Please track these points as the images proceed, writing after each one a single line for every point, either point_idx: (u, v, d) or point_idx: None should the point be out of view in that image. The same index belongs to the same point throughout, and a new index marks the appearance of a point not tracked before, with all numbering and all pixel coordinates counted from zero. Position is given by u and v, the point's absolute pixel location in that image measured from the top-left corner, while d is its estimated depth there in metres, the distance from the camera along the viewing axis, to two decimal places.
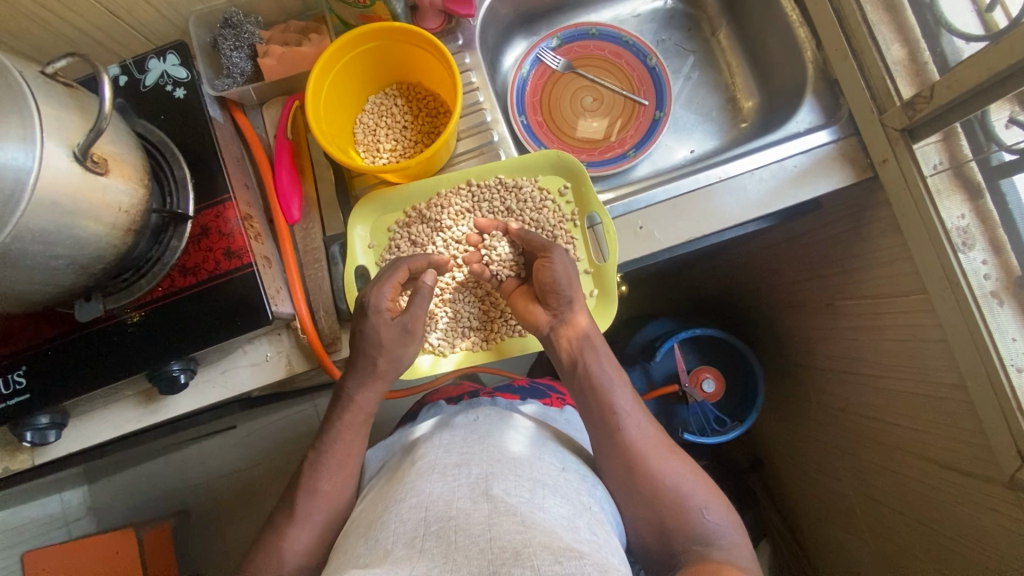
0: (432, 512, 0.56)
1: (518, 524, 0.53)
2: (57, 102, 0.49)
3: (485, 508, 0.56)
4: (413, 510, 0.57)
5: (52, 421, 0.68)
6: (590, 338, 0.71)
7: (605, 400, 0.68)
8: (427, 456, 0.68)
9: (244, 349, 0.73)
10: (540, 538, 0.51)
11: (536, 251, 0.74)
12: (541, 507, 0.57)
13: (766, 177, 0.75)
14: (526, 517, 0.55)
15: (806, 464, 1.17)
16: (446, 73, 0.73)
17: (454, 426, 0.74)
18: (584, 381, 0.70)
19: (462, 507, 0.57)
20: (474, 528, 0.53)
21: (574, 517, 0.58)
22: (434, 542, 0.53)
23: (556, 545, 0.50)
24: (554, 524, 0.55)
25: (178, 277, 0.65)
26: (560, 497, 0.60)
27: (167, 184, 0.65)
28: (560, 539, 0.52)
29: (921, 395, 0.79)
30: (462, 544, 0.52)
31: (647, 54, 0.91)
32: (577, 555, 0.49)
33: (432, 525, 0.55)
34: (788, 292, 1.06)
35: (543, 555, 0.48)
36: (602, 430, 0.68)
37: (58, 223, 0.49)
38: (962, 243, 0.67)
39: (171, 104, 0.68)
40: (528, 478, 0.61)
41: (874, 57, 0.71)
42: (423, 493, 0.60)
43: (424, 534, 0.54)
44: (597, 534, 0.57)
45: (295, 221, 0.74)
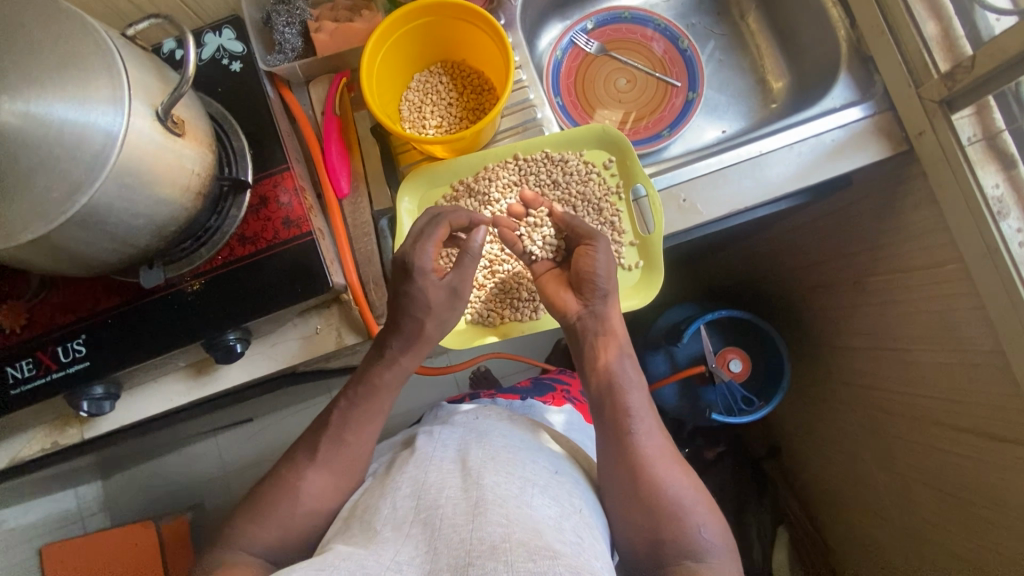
0: (421, 502, 0.60)
1: (502, 514, 0.56)
2: (140, 64, 0.51)
3: (472, 499, 0.58)
4: (403, 499, 0.61)
5: (107, 391, 0.68)
6: (616, 336, 0.73)
7: (619, 401, 0.69)
8: (425, 451, 0.70)
9: (295, 321, 0.74)
10: (520, 532, 0.53)
11: (580, 237, 0.76)
12: (530, 502, 0.59)
13: (804, 152, 0.77)
14: (512, 508, 0.57)
15: (829, 445, 1.19)
16: (494, 49, 0.74)
17: (455, 423, 0.77)
18: (602, 380, 0.71)
19: (450, 497, 0.59)
20: (457, 518, 0.56)
21: (561, 517, 0.59)
22: (419, 529, 0.56)
23: (535, 543, 0.52)
24: (539, 520, 0.57)
25: (237, 246, 0.66)
26: (550, 497, 0.62)
27: (225, 154, 0.66)
28: (541, 535, 0.54)
29: (953, 365, 0.82)
30: (443, 534, 0.55)
31: (680, 36, 0.93)
32: (552, 554, 0.51)
33: (421, 513, 0.58)
34: (815, 272, 1.07)
35: (518, 551, 0.51)
36: (610, 430, 0.68)
37: (141, 181, 0.50)
38: (998, 213, 0.68)
39: (227, 77, 0.69)
40: (519, 475, 0.63)
41: (910, 32, 0.74)
42: (419, 483, 0.63)
43: (412, 523, 0.57)
44: (581, 537, 0.58)
45: (344, 195, 0.76)
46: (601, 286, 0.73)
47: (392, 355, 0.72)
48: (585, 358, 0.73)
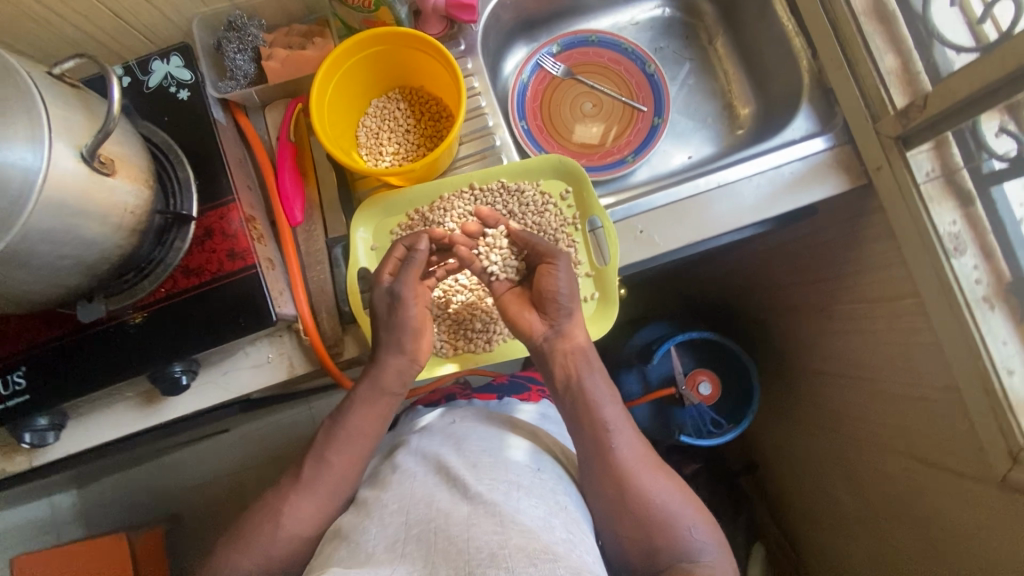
0: (411, 517, 0.58)
1: (494, 523, 0.55)
2: (65, 103, 0.50)
3: (464, 510, 0.57)
4: (392, 518, 0.59)
5: (51, 422, 0.68)
6: (586, 351, 0.71)
7: (594, 415, 0.67)
8: (405, 468, 0.68)
9: (246, 350, 0.72)
10: (516, 537, 0.53)
11: (541, 255, 0.73)
12: (519, 508, 0.58)
13: (763, 184, 0.77)
14: (505, 515, 0.56)
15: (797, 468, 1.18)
16: (448, 77, 0.74)
17: (431, 433, 0.75)
18: (577, 397, 0.69)
19: (442, 508, 0.58)
20: (451, 529, 0.55)
21: (549, 517, 0.59)
22: (415, 546, 0.55)
23: (533, 546, 0.52)
24: (529, 522, 0.56)
25: (180, 278, 0.65)
26: (536, 499, 0.61)
27: (169, 185, 0.65)
28: (536, 538, 0.54)
29: (913, 397, 0.81)
30: (440, 548, 0.53)
31: (646, 61, 0.93)
32: (552, 556, 0.51)
33: (413, 528, 0.57)
34: (783, 296, 1.07)
35: (519, 556, 0.50)
36: (589, 444, 0.67)
37: (65, 223, 0.49)
38: (954, 249, 0.68)
39: (175, 106, 0.68)
40: (505, 481, 0.62)
41: (868, 67, 0.73)
42: (404, 501, 0.61)
43: (405, 538, 0.56)
44: (572, 534, 0.58)
45: (297, 223, 0.75)
46: (565, 305, 0.71)
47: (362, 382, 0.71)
48: (555, 377, 0.71)
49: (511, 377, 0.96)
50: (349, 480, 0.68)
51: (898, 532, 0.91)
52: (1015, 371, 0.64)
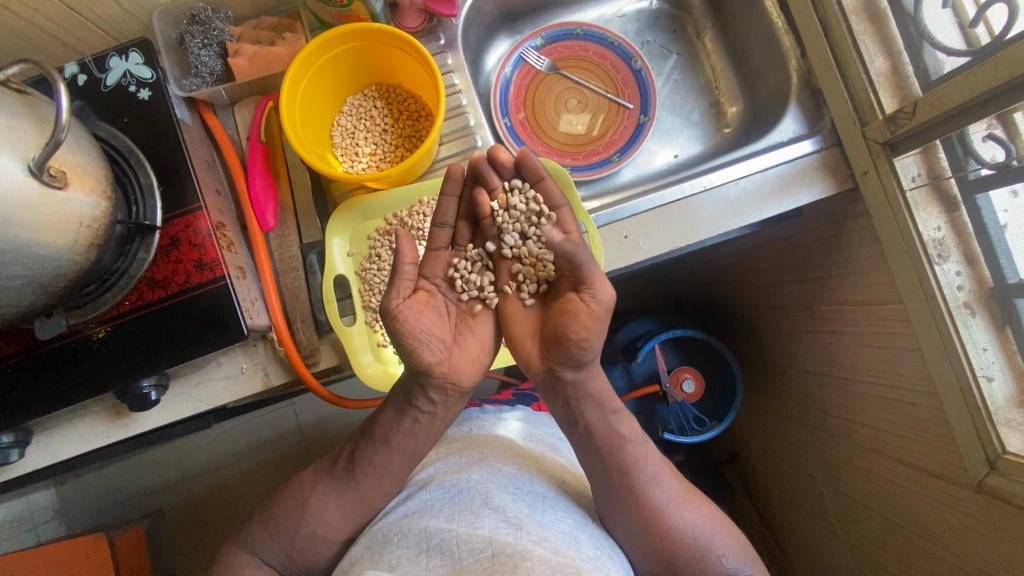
0: (432, 525, 0.58)
1: (520, 537, 0.55)
2: (9, 110, 0.46)
3: (488, 524, 0.57)
4: (413, 526, 0.59)
5: (15, 439, 0.65)
6: (593, 380, 0.62)
7: (616, 457, 0.63)
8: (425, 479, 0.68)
9: (219, 360, 0.70)
10: (540, 551, 0.53)
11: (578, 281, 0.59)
12: (544, 521, 0.59)
13: (749, 186, 0.75)
14: (528, 529, 0.57)
15: (767, 463, 1.19)
16: (427, 75, 0.72)
17: (452, 442, 0.75)
18: (591, 436, 0.63)
19: (465, 521, 0.58)
20: (475, 540, 0.55)
21: (575, 531, 0.60)
22: (438, 558, 0.54)
23: (556, 560, 0.52)
24: (554, 538, 0.57)
25: (146, 290, 0.62)
26: (561, 511, 0.63)
27: (132, 191, 0.62)
28: (561, 553, 0.54)
29: (892, 400, 0.80)
30: (464, 561, 0.53)
31: (633, 56, 0.90)
32: (575, 571, 0.52)
33: (433, 538, 0.56)
34: (767, 294, 1.06)
35: (541, 569, 0.50)
36: (612, 491, 0.64)
37: (14, 243, 0.46)
38: (938, 256, 0.67)
39: (135, 106, 0.65)
40: (527, 492, 0.63)
41: (858, 69, 0.72)
42: (424, 511, 0.61)
43: (427, 548, 0.56)
44: (599, 550, 0.59)
45: (270, 228, 0.72)
46: (584, 355, 0.59)
47: (387, 410, 0.66)
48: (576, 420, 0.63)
49: (516, 391, 0.95)
50: (331, 494, 0.67)
51: (867, 523, 0.90)
52: (994, 377, 0.65)
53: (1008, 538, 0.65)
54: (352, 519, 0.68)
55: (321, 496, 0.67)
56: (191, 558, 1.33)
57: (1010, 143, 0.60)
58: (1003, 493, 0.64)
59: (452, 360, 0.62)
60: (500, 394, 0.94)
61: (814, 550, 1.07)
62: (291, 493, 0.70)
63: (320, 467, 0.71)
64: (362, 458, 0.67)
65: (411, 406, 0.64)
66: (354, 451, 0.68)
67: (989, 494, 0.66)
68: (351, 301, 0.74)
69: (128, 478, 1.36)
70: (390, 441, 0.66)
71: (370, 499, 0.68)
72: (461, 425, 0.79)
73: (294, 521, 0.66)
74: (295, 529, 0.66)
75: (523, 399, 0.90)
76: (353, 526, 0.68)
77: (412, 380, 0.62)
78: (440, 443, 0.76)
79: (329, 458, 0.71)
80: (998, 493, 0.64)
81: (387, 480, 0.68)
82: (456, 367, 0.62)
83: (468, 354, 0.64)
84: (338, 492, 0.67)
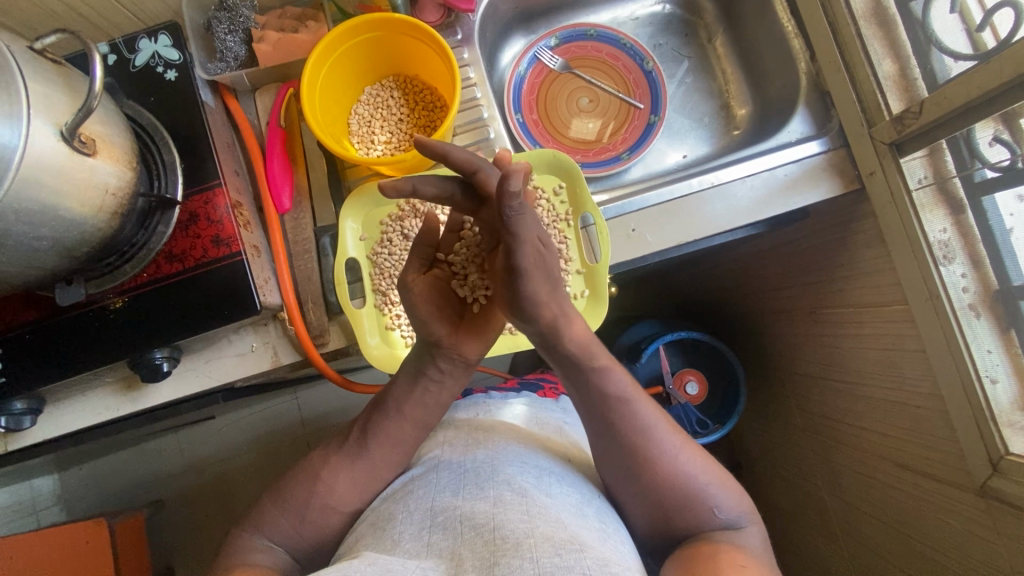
0: (437, 504, 0.58)
1: (523, 512, 0.55)
2: (45, 78, 0.48)
3: (492, 499, 0.57)
4: (418, 505, 0.59)
5: (28, 407, 0.67)
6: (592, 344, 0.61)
7: (614, 406, 0.63)
8: (430, 456, 0.69)
9: (230, 338, 0.71)
10: (543, 528, 0.53)
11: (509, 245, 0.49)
12: (548, 494, 0.60)
13: (757, 185, 0.76)
14: (532, 504, 0.57)
15: (769, 470, 1.19)
16: (444, 67, 0.74)
17: (459, 425, 0.74)
18: (596, 391, 0.63)
19: (469, 498, 0.58)
20: (478, 517, 0.55)
21: (581, 504, 0.61)
22: (441, 535, 0.55)
23: (559, 537, 0.52)
24: (558, 512, 0.57)
25: (164, 263, 0.64)
26: (567, 485, 0.63)
27: (154, 168, 0.64)
28: (565, 529, 0.54)
29: (896, 404, 0.80)
30: (465, 536, 0.53)
31: (644, 57, 0.92)
32: (578, 547, 0.51)
33: (439, 516, 0.57)
34: (771, 299, 1.06)
35: (543, 546, 0.50)
36: (607, 439, 0.64)
37: (43, 204, 0.48)
38: (943, 257, 0.68)
39: (161, 87, 0.67)
40: (533, 467, 0.64)
41: (866, 71, 0.73)
42: (430, 489, 0.61)
43: (431, 525, 0.56)
44: (604, 523, 0.60)
45: (286, 210, 0.73)
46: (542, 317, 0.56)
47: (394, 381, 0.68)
48: (578, 381, 0.63)
49: (521, 380, 0.95)
50: (334, 474, 0.68)
51: (870, 529, 0.89)
52: (997, 379, 0.65)
53: (1010, 541, 0.64)
54: (354, 500, 0.68)
55: (325, 478, 0.68)
56: (189, 551, 1.33)
57: (1014, 144, 0.61)
58: (1007, 496, 0.64)
59: (461, 333, 0.64)
60: (506, 383, 0.94)
61: (815, 560, 1.06)
62: (296, 473, 0.70)
63: (324, 449, 0.72)
64: (368, 436, 0.68)
65: (422, 375, 0.67)
66: (364, 423, 0.69)
67: (992, 497, 0.66)
68: (361, 284, 0.76)
69: (131, 467, 1.36)
70: (398, 412, 0.67)
71: (373, 479, 0.68)
72: (468, 407, 0.80)
73: (296, 499, 0.67)
74: (297, 511, 0.67)
75: (528, 385, 0.90)
76: (353, 511, 0.69)
77: (423, 350, 0.65)
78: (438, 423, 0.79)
79: (334, 441, 0.72)
80: (1001, 495, 0.64)
81: (389, 461, 0.69)
82: (464, 340, 0.64)
83: (479, 328, 0.65)
84: (341, 473, 0.68)
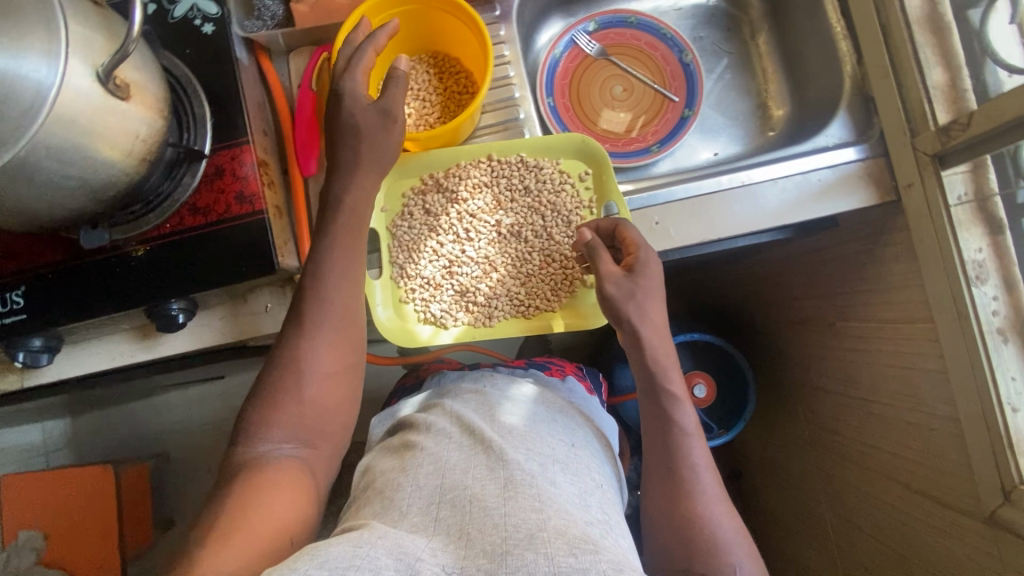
0: (447, 482, 0.58)
1: (534, 501, 0.55)
2: (86, 20, 0.48)
3: (502, 482, 0.58)
4: (428, 479, 0.59)
5: (46, 345, 0.67)
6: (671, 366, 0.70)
7: (672, 430, 0.67)
8: (440, 421, 0.69)
9: (246, 297, 0.71)
10: (556, 522, 0.53)
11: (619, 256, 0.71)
12: (555, 482, 0.60)
13: (788, 188, 0.74)
14: (542, 491, 0.57)
15: (769, 481, 1.17)
16: (477, 44, 0.73)
17: (468, 397, 0.74)
18: (664, 424, 0.68)
19: (476, 480, 0.58)
20: (488, 501, 0.55)
21: (585, 494, 0.61)
22: (448, 511, 0.55)
23: (573, 534, 0.52)
24: (567, 504, 0.57)
25: (187, 216, 0.65)
26: (572, 474, 0.63)
27: (185, 120, 0.65)
28: (576, 524, 0.54)
29: (910, 423, 0.78)
30: (475, 518, 0.53)
31: (684, 49, 0.90)
32: (592, 548, 0.51)
33: (448, 494, 0.57)
34: (788, 307, 1.05)
35: (558, 543, 0.50)
36: (658, 460, 0.67)
37: (73, 142, 0.48)
38: (976, 277, 0.65)
39: (198, 39, 0.67)
40: (540, 452, 0.64)
41: (914, 78, 0.70)
42: (440, 462, 0.61)
43: (440, 502, 0.56)
44: (608, 514, 0.60)
45: (310, 174, 0.73)
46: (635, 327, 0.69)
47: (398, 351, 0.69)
48: (651, 409, 0.69)
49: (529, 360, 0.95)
50: None
51: (869, 549, 0.88)
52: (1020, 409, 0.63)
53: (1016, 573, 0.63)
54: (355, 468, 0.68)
55: None
56: (189, 504, 1.36)
57: None
58: (1017, 526, 0.62)
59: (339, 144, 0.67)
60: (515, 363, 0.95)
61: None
62: None
63: None
64: None
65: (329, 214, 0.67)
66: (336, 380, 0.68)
67: (999, 527, 0.64)
68: (379, 255, 0.79)
69: (140, 417, 1.39)
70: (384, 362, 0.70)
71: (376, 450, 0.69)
72: (474, 379, 0.80)
73: None
74: None
75: (537, 365, 0.91)
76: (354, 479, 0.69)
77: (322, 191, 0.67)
78: (435, 392, 0.80)
79: None
80: (1011, 526, 0.63)
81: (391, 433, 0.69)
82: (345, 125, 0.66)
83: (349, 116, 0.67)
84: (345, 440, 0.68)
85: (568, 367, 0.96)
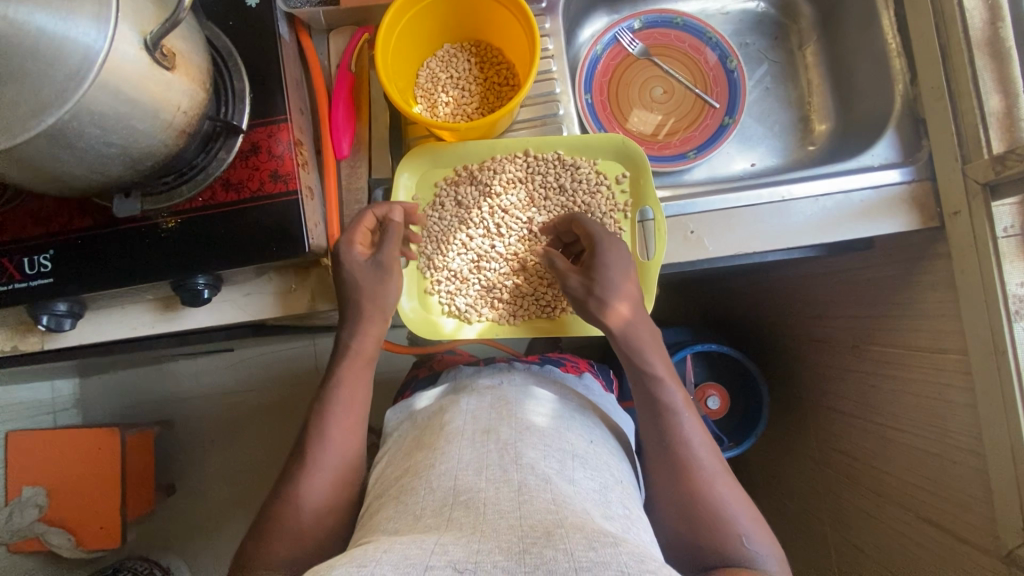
0: (459, 484, 0.57)
1: (551, 500, 0.54)
2: None
3: (517, 482, 0.57)
4: (439, 484, 0.58)
5: (70, 309, 0.67)
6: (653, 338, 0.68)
7: (661, 403, 0.66)
8: (455, 419, 0.68)
9: (270, 276, 0.71)
10: (574, 519, 0.51)
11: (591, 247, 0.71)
12: (573, 480, 0.59)
13: (828, 206, 0.73)
14: (558, 490, 0.56)
15: (774, 497, 1.17)
16: (523, 35, 0.71)
17: (482, 393, 0.74)
18: (650, 399, 0.66)
19: (490, 480, 0.57)
20: (503, 503, 0.54)
21: (605, 492, 0.60)
22: (461, 512, 0.54)
23: (590, 528, 0.50)
24: (583, 503, 0.56)
25: (220, 190, 0.64)
26: (591, 470, 0.62)
27: (224, 94, 0.64)
28: (593, 521, 0.52)
29: (931, 454, 0.76)
30: (489, 517, 0.53)
31: (729, 55, 0.88)
32: (612, 541, 0.49)
33: (460, 496, 0.56)
34: (811, 325, 1.03)
35: (576, 538, 0.48)
36: (651, 437, 0.66)
37: (117, 110, 0.47)
38: (1017, 312, 0.63)
39: (242, 12, 0.66)
40: (557, 449, 0.63)
41: (971, 103, 0.68)
42: (449, 463, 0.60)
43: (452, 504, 0.55)
44: (629, 509, 0.60)
45: (343, 156, 0.72)
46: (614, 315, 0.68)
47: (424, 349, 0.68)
48: (636, 387, 0.68)
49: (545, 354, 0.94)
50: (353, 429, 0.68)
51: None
52: None
53: None
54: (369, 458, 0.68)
55: None
56: (192, 473, 1.37)
57: None
58: None
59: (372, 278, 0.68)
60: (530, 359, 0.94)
61: None
62: None
63: None
64: None
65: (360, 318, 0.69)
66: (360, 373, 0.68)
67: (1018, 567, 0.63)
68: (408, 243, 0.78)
69: (151, 385, 1.40)
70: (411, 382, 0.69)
71: None
72: (490, 374, 0.80)
73: None
74: None
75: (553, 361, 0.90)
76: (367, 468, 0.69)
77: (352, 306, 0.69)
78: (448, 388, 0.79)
79: None
80: None
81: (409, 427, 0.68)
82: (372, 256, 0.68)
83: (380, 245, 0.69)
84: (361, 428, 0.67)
85: (582, 363, 0.95)
